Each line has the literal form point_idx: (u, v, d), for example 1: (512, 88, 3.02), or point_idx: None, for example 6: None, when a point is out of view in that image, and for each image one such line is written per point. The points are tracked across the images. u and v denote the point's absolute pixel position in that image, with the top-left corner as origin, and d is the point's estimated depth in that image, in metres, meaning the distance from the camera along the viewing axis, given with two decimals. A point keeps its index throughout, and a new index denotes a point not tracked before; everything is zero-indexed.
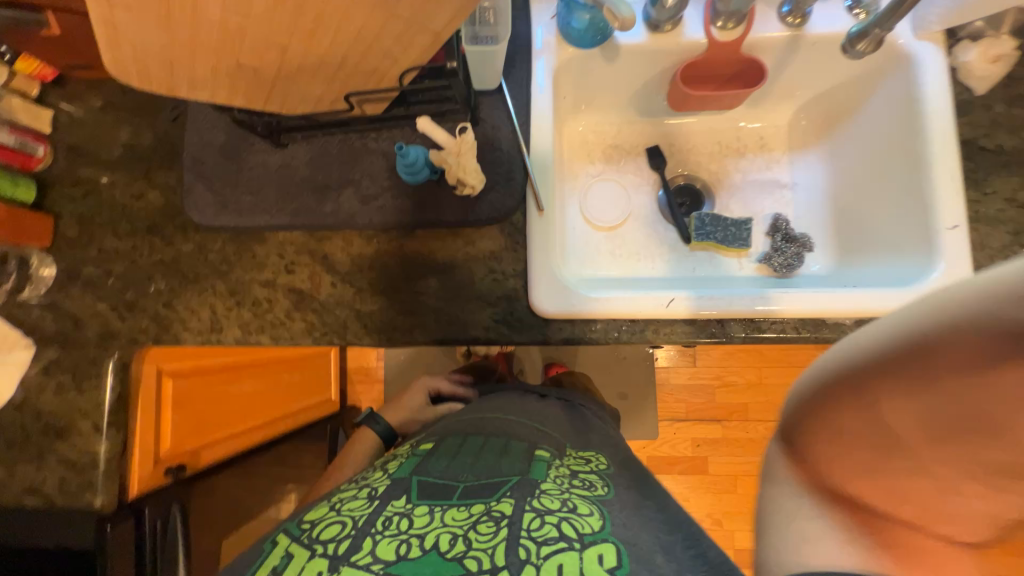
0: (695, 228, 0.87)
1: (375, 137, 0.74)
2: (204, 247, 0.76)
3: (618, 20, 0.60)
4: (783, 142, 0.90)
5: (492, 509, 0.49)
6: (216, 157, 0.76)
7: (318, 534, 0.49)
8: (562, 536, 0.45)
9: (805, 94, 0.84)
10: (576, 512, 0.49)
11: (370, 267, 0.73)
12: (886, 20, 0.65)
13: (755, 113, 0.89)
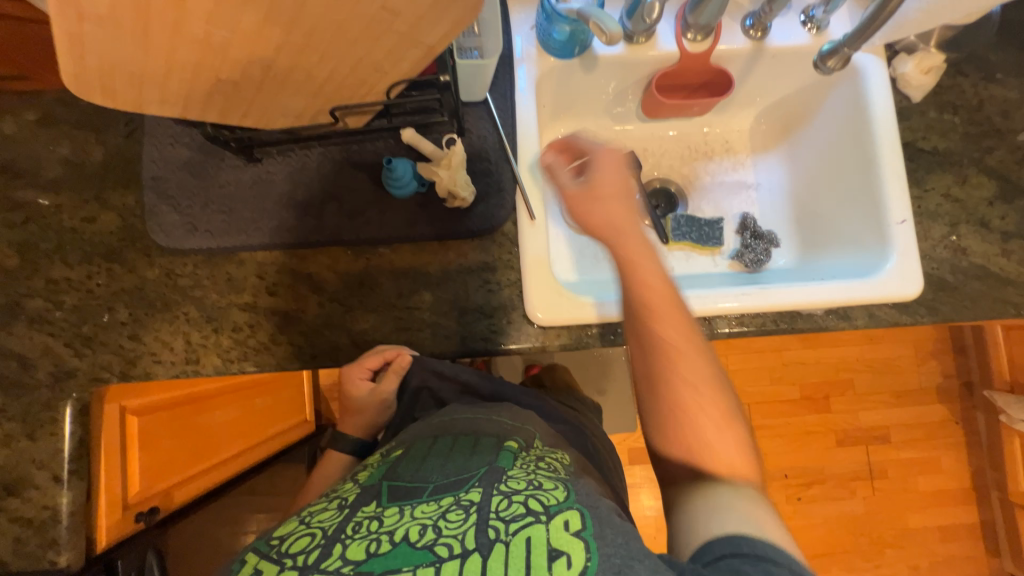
0: (672, 228, 0.91)
1: (357, 150, 0.71)
2: (171, 271, 0.70)
3: (605, 36, 0.61)
4: (747, 145, 0.96)
5: (461, 499, 0.49)
6: (180, 175, 0.70)
7: (286, 547, 0.47)
8: (530, 511, 0.45)
9: (764, 101, 0.91)
10: (541, 488, 0.49)
11: (360, 284, 0.70)
12: (855, 41, 0.71)
13: (720, 119, 0.95)
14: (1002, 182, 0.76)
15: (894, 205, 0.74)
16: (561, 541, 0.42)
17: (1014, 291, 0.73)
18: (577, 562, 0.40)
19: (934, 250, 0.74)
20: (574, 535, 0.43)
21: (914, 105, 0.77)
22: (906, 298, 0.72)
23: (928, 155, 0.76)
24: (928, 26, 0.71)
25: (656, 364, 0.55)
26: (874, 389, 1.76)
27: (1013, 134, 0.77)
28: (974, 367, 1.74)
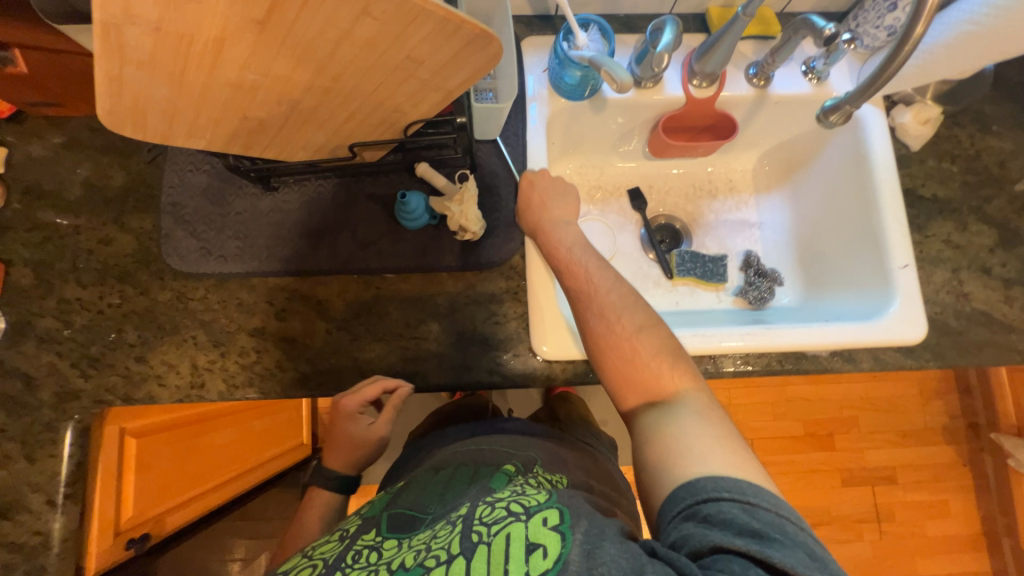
0: (676, 264, 0.93)
1: (372, 182, 0.73)
2: (182, 295, 0.71)
3: (617, 83, 0.62)
4: (750, 185, 0.98)
5: (452, 517, 0.49)
6: (199, 201, 0.72)
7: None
8: (510, 512, 0.45)
9: (767, 143, 0.94)
10: (524, 493, 0.49)
11: (368, 313, 0.71)
12: (856, 98, 0.67)
13: (723, 159, 0.98)
14: (1002, 230, 0.77)
15: (896, 250, 0.75)
16: (538, 534, 0.42)
17: (1017, 337, 0.74)
18: (553, 553, 0.41)
19: (937, 294, 0.75)
20: (552, 530, 0.43)
21: (913, 153, 0.79)
22: (912, 342, 0.73)
23: (928, 202, 0.78)
24: (924, 81, 0.74)
25: (588, 321, 0.63)
26: (880, 428, 1.74)
27: (1010, 183, 0.79)
28: (980, 408, 1.72)
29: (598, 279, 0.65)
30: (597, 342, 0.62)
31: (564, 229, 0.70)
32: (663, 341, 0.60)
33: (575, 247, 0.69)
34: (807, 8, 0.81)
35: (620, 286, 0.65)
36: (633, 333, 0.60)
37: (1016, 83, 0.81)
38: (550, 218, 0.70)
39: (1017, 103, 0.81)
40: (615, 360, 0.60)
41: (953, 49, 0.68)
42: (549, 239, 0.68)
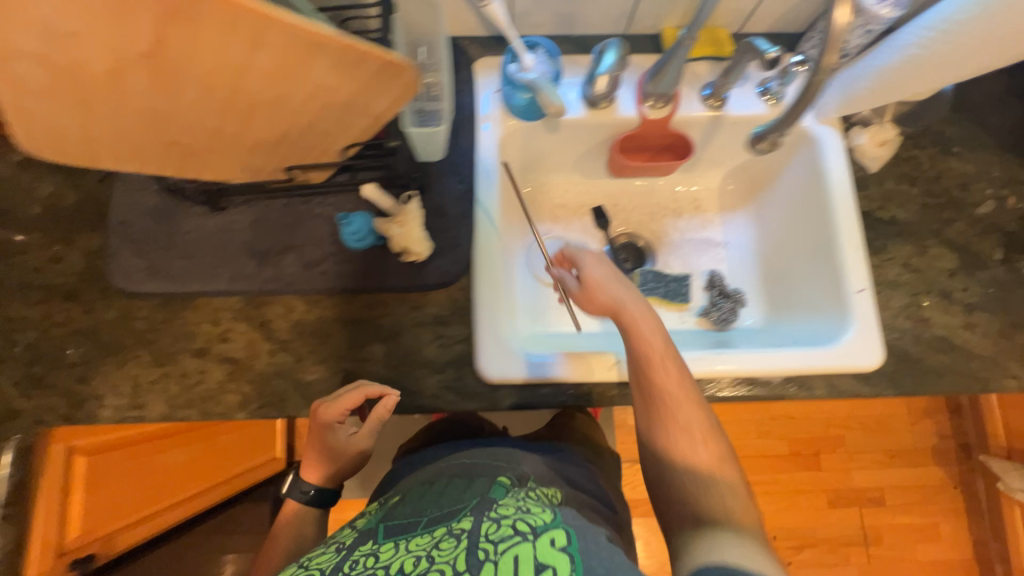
0: (638, 283, 0.92)
1: (320, 202, 0.73)
2: (127, 314, 0.71)
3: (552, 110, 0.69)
4: (716, 204, 0.97)
5: (454, 528, 0.49)
6: (149, 221, 0.72)
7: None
8: (517, 530, 0.46)
9: (731, 161, 0.93)
10: (528, 513, 0.50)
11: (313, 334, 0.71)
12: (781, 127, 0.65)
13: (688, 177, 0.97)
14: (963, 254, 0.75)
15: (852, 274, 0.74)
16: (547, 556, 0.43)
17: (979, 365, 0.72)
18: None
19: (895, 319, 0.73)
20: (560, 550, 0.44)
21: (871, 175, 0.78)
22: (867, 368, 0.71)
23: (886, 224, 0.76)
24: (878, 102, 0.72)
25: (667, 431, 0.64)
26: (866, 448, 1.70)
27: (971, 207, 0.77)
28: (970, 429, 1.68)
29: (678, 389, 0.64)
30: (671, 454, 0.64)
31: (648, 323, 0.66)
32: (734, 472, 0.63)
33: (661, 345, 0.65)
34: (763, 29, 0.81)
35: (703, 406, 0.65)
36: (711, 460, 0.63)
37: (976, 105, 0.81)
38: (618, 301, 0.68)
39: (978, 125, 0.80)
40: (684, 478, 0.62)
41: (903, 72, 0.67)
42: (636, 331, 0.66)
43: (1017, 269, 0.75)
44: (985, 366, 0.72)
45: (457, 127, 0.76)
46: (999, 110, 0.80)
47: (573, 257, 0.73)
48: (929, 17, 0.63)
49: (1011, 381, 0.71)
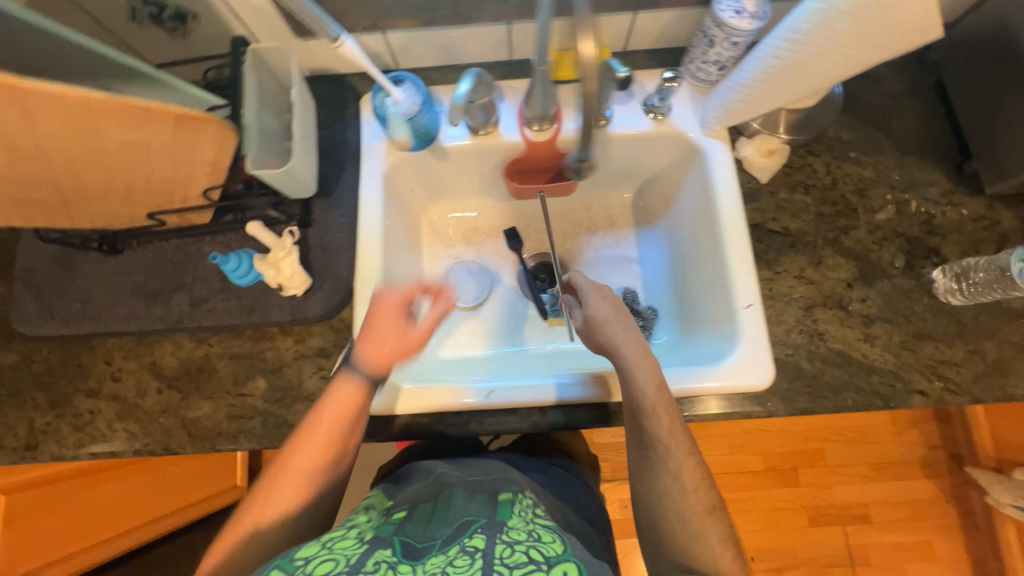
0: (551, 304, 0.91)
1: (209, 242, 0.74)
2: (28, 357, 0.73)
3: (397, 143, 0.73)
4: (630, 219, 0.95)
5: (466, 545, 0.50)
6: (50, 266, 0.75)
7: (311, 569, 0.46)
8: (532, 559, 0.47)
9: (637, 178, 0.91)
10: (542, 539, 0.50)
11: (199, 371, 0.72)
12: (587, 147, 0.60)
13: (600, 192, 0.95)
14: (861, 263, 0.72)
15: (739, 289, 0.71)
16: None
17: (879, 380, 0.68)
18: None
19: (789, 334, 0.70)
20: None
21: (762, 186, 0.76)
22: (758, 387, 0.68)
23: (778, 236, 0.74)
24: (755, 113, 0.71)
25: (660, 477, 0.65)
26: (850, 461, 1.60)
27: (870, 213, 0.74)
28: (962, 439, 1.57)
29: (674, 438, 0.64)
30: (662, 500, 0.65)
31: (642, 368, 0.66)
32: (722, 523, 0.64)
33: (658, 393, 0.65)
34: (647, 46, 0.81)
35: (696, 454, 0.65)
36: (700, 510, 0.63)
37: (873, 110, 0.79)
38: (616, 350, 0.68)
39: (876, 129, 0.78)
40: (676, 526, 0.63)
41: (765, 83, 0.66)
42: (631, 377, 0.65)
43: (920, 277, 0.71)
44: (887, 381, 0.68)
45: (342, 161, 0.78)
46: (897, 113, 0.78)
47: (581, 291, 0.72)
48: (782, 26, 0.61)
49: (916, 397, 0.67)
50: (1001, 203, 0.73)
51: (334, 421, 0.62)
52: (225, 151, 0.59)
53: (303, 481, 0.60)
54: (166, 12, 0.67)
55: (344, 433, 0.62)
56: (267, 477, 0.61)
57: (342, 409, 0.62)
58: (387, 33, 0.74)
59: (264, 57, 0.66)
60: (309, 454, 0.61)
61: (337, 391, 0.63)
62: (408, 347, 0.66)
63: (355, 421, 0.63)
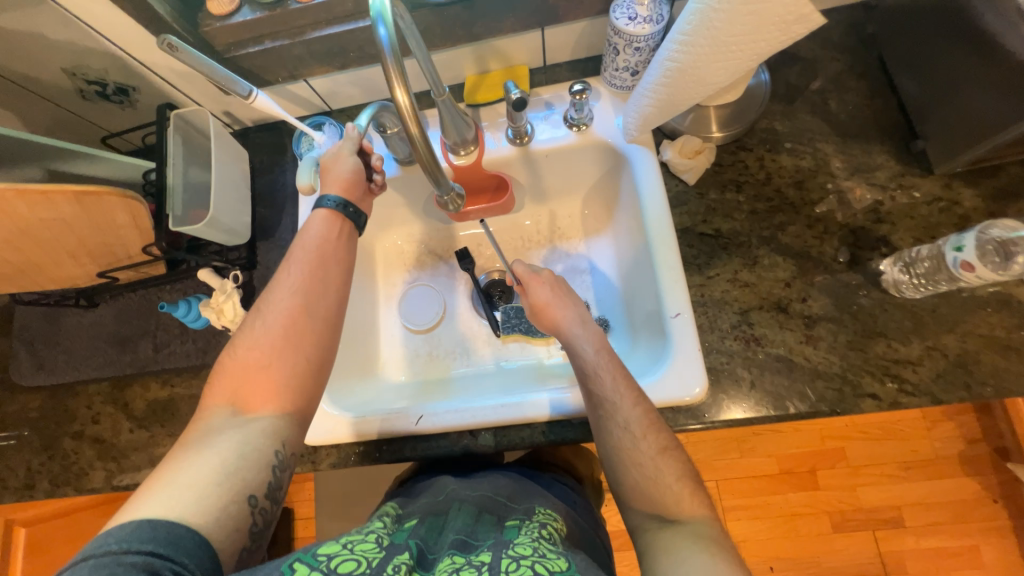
0: (504, 321, 0.90)
1: (168, 290, 0.80)
2: (25, 405, 0.82)
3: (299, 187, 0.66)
4: (579, 229, 0.92)
5: (473, 560, 0.48)
6: (40, 321, 0.83)
7: (333, 564, 0.45)
8: (537, 573, 0.45)
9: (580, 188, 0.89)
10: (546, 554, 0.49)
11: (164, 410, 0.78)
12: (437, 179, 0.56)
13: (546, 207, 0.92)
14: (801, 260, 0.68)
15: (669, 298, 0.68)
16: None
17: (825, 385, 0.64)
18: None
19: (724, 341, 0.67)
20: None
21: (691, 188, 0.74)
22: (690, 400, 0.65)
23: (710, 238, 0.71)
24: (669, 114, 0.68)
25: (611, 431, 0.61)
26: (877, 458, 1.47)
27: (810, 206, 0.70)
28: (1005, 431, 1.42)
29: (618, 390, 0.62)
30: (619, 453, 0.60)
31: (585, 335, 0.69)
32: (680, 461, 0.59)
33: (600, 354, 0.67)
34: (568, 57, 0.82)
35: (643, 400, 0.62)
36: (653, 452, 0.59)
37: (810, 96, 0.74)
38: (557, 321, 0.71)
39: (814, 116, 0.74)
40: (635, 475, 0.59)
41: (669, 85, 0.63)
42: (574, 349, 0.68)
43: (868, 270, 0.66)
44: (833, 385, 0.63)
45: (283, 203, 0.82)
46: (837, 96, 0.74)
47: (525, 279, 0.74)
48: (674, 27, 0.58)
49: (867, 401, 0.62)
50: (960, 182, 0.67)
51: (299, 269, 0.62)
52: (142, 216, 0.67)
53: (269, 348, 0.57)
54: (110, 88, 0.74)
55: (309, 298, 0.60)
56: (233, 354, 0.57)
57: (307, 264, 0.62)
58: (309, 80, 0.77)
59: (190, 119, 0.72)
60: (276, 321, 0.58)
61: (305, 243, 0.64)
62: (356, 171, 0.68)
63: (319, 266, 0.62)
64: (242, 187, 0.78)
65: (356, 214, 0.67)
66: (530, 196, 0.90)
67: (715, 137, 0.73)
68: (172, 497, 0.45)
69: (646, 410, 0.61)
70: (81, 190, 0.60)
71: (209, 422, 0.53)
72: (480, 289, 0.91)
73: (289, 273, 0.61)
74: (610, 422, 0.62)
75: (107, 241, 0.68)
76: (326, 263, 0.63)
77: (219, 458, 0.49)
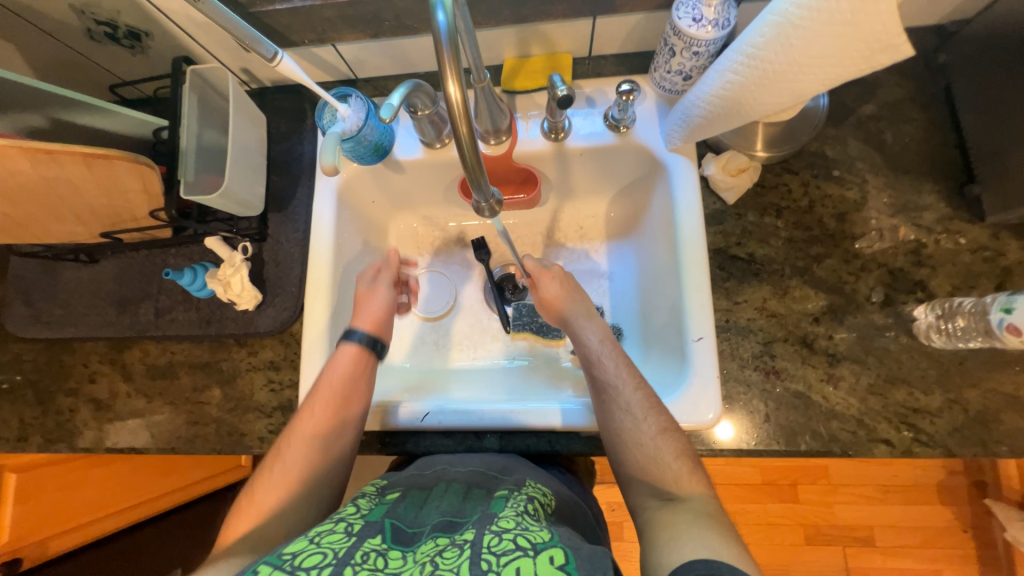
0: (514, 318, 0.85)
1: (173, 254, 0.76)
2: (20, 357, 0.80)
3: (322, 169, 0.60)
4: (602, 231, 0.88)
5: (456, 539, 0.47)
6: (35, 271, 0.79)
7: (298, 562, 0.44)
8: (518, 546, 0.44)
9: (611, 187, 0.84)
10: (529, 527, 0.47)
11: (163, 376, 0.77)
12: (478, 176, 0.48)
13: (572, 204, 0.88)
14: (833, 295, 0.66)
15: (692, 321, 0.66)
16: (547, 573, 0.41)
17: (840, 426, 0.63)
18: None
19: (744, 370, 0.66)
20: (558, 569, 0.41)
21: (729, 208, 0.71)
22: (703, 426, 0.63)
23: (742, 262, 0.69)
24: (717, 129, 0.65)
25: (614, 414, 0.62)
26: (863, 479, 1.45)
27: (849, 240, 0.68)
28: (987, 466, 1.41)
29: (620, 374, 0.64)
30: (619, 435, 0.61)
31: (590, 326, 0.69)
32: (681, 442, 0.59)
33: (603, 343, 0.68)
34: (615, 50, 0.76)
35: (646, 385, 0.63)
36: (653, 432, 0.59)
37: (866, 122, 0.70)
38: (564, 315, 0.71)
39: (867, 144, 0.70)
40: (633, 454, 0.59)
41: (724, 100, 0.59)
42: (579, 338, 0.69)
43: (900, 313, 0.65)
44: (848, 428, 0.63)
45: (299, 175, 0.78)
46: (894, 125, 0.70)
47: (536, 272, 0.74)
48: (740, 39, 0.54)
49: (880, 446, 0.62)
50: (1009, 233, 0.65)
51: (315, 407, 0.64)
52: (151, 179, 0.63)
53: (284, 490, 0.60)
54: (120, 31, 0.67)
55: (324, 439, 0.63)
56: (252, 497, 0.60)
57: (323, 401, 0.64)
58: (337, 45, 0.72)
59: (207, 77, 0.67)
60: (293, 462, 0.62)
61: (323, 377, 0.66)
62: (387, 310, 0.73)
63: (338, 408, 0.65)
64: (257, 155, 0.73)
65: (380, 348, 0.71)
66: (556, 190, 0.85)
67: (761, 155, 0.69)
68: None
69: (650, 399, 0.62)
70: (88, 152, 0.58)
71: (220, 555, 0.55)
72: (493, 281, 0.85)
73: (305, 413, 0.64)
74: (613, 408, 0.63)
75: (112, 205, 0.65)
76: (345, 400, 0.65)
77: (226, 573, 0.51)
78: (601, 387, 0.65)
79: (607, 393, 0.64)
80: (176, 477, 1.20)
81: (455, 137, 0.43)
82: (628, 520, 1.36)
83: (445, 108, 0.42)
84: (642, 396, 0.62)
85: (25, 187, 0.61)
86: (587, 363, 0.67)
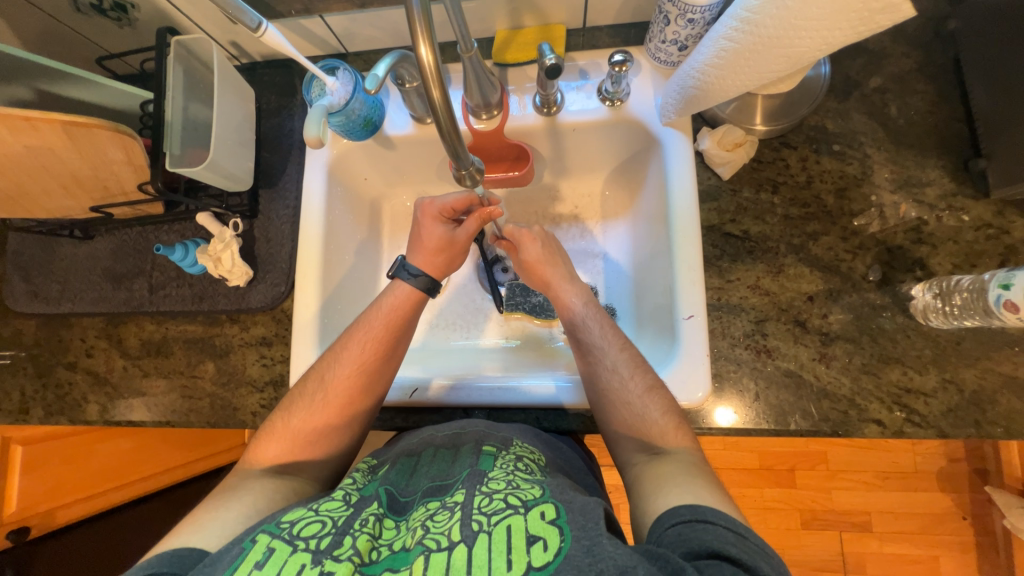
0: (507, 298, 0.84)
1: (166, 230, 0.77)
2: (20, 331, 0.80)
3: (307, 142, 0.61)
4: (598, 211, 0.86)
5: (447, 502, 0.47)
6: (32, 248, 0.79)
7: (296, 531, 0.44)
8: (509, 504, 0.44)
9: (607, 165, 0.82)
10: (519, 486, 0.47)
11: (158, 351, 0.77)
12: (456, 146, 0.47)
13: (567, 182, 0.86)
14: (829, 274, 0.65)
15: (683, 298, 0.65)
16: (537, 527, 0.41)
17: (830, 406, 0.62)
18: (552, 545, 0.39)
19: (735, 348, 0.65)
20: (550, 524, 0.41)
21: (724, 183, 0.69)
22: (693, 402, 0.62)
23: (736, 240, 0.68)
24: (715, 100, 0.62)
25: (601, 380, 0.62)
26: (857, 465, 1.42)
27: (848, 217, 0.66)
28: (988, 453, 1.37)
29: (606, 338, 0.64)
30: (608, 396, 0.61)
31: (574, 289, 0.69)
32: (667, 399, 0.59)
33: (588, 307, 0.67)
34: (609, 21, 0.74)
35: (632, 349, 0.63)
36: (640, 391, 0.59)
37: (871, 94, 0.68)
38: (545, 281, 0.70)
39: (871, 118, 0.67)
40: (622, 414, 0.59)
41: (717, 69, 0.57)
42: (564, 303, 0.68)
43: (897, 292, 0.63)
44: (839, 407, 0.62)
45: (289, 151, 0.78)
46: (899, 98, 0.67)
47: (516, 238, 0.70)
48: (734, 3, 0.52)
49: (871, 426, 0.61)
50: (1014, 210, 0.63)
51: (365, 342, 0.65)
52: (135, 153, 0.64)
53: (320, 421, 0.62)
54: (106, 3, 0.66)
55: (367, 377, 0.64)
56: (268, 439, 0.62)
57: (373, 340, 0.65)
58: (324, 16, 0.71)
59: (191, 47, 0.67)
60: (334, 393, 0.63)
61: (373, 315, 0.67)
62: (448, 251, 0.70)
63: (363, 375, 0.64)
64: (244, 130, 0.73)
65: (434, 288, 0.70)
66: (549, 169, 0.83)
67: (759, 130, 0.67)
68: (199, 535, 0.48)
69: (639, 369, 0.61)
70: (67, 120, 0.58)
71: (245, 474, 0.58)
72: (485, 260, 0.84)
73: (351, 348, 0.65)
74: (597, 374, 0.62)
75: (99, 176, 0.65)
76: (378, 366, 0.65)
77: (243, 510, 0.52)
78: (584, 353, 0.65)
79: (589, 354, 0.64)
80: (184, 452, 1.21)
81: (428, 102, 0.42)
82: (623, 503, 1.36)
83: (418, 72, 0.41)
84: (633, 362, 0.62)
85: (10, 158, 0.61)
86: (571, 329, 0.67)
